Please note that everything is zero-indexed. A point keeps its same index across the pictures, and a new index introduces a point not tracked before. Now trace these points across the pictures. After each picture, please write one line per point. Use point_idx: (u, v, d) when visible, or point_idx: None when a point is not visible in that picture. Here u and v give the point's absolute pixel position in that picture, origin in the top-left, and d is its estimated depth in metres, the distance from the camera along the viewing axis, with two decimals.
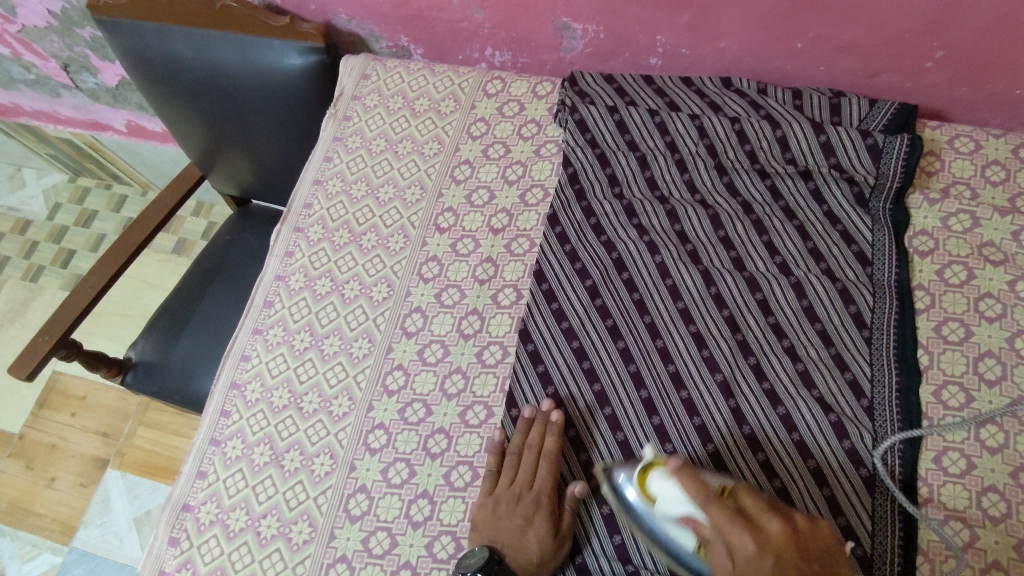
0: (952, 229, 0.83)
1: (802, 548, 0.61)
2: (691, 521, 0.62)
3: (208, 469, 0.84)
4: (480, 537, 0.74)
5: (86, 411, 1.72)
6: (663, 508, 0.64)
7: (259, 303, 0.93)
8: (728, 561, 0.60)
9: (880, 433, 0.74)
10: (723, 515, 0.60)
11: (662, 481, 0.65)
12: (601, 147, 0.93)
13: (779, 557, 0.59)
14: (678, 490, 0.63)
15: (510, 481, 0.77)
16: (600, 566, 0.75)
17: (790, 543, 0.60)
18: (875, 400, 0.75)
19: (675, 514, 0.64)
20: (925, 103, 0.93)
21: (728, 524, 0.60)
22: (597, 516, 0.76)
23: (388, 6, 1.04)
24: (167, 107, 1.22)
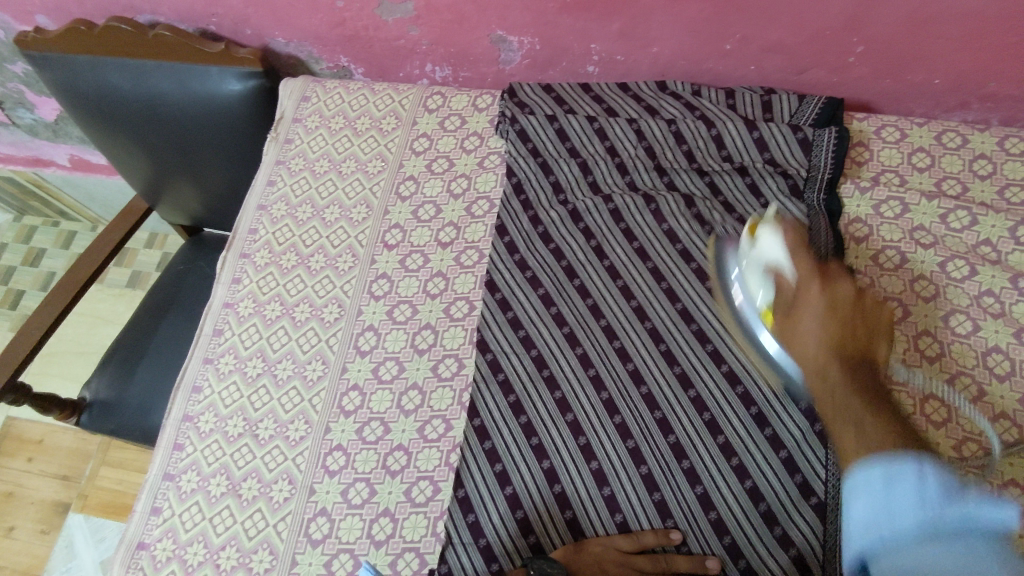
0: (883, 215, 0.86)
1: (854, 310, 0.63)
2: (778, 268, 0.68)
3: (163, 504, 0.82)
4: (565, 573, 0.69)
5: (44, 456, 1.67)
6: (763, 252, 0.70)
7: (208, 331, 0.92)
8: (788, 319, 0.65)
9: None
10: (807, 269, 0.67)
11: (769, 233, 0.71)
12: (543, 156, 0.95)
13: (828, 315, 0.63)
14: (780, 240, 0.70)
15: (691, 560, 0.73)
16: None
17: (850, 307, 0.63)
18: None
19: (771, 258, 0.69)
20: (851, 96, 0.96)
21: (807, 273, 0.66)
22: (561, 525, 0.75)
23: (325, 27, 1.04)
24: (107, 140, 1.20)
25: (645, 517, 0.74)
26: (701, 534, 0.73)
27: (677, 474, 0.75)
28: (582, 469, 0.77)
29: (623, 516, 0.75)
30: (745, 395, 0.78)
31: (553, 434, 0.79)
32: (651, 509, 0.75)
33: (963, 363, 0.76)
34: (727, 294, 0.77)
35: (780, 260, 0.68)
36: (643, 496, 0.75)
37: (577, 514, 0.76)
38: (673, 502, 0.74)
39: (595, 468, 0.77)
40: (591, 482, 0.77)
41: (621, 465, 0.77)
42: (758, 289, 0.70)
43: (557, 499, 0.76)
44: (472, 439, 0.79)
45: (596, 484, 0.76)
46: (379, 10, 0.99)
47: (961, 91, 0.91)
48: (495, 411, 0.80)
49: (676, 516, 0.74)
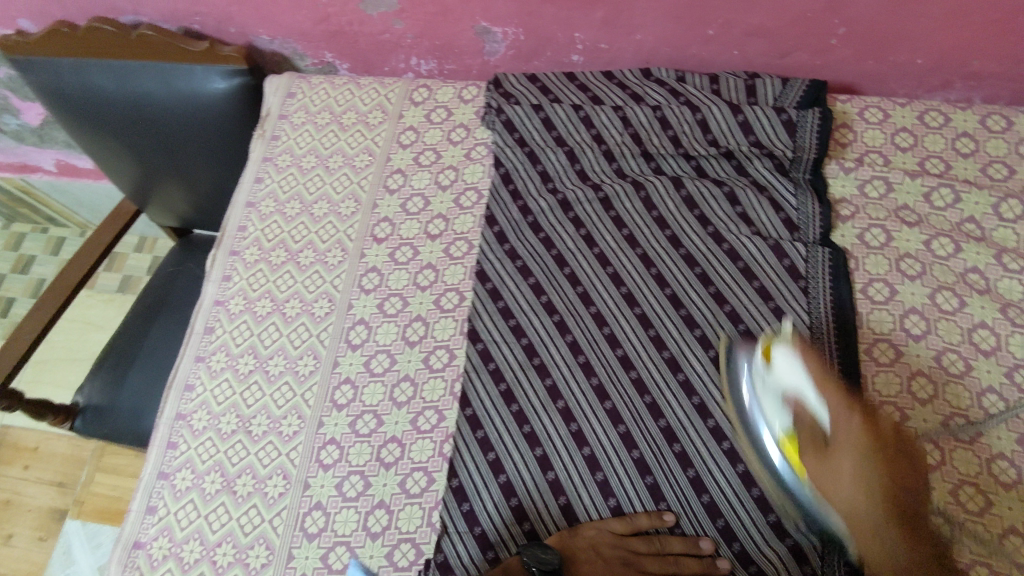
0: (869, 195, 0.87)
1: (892, 453, 0.64)
2: (799, 398, 0.66)
3: (158, 503, 0.82)
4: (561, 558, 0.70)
5: (39, 463, 1.66)
6: (776, 377, 0.68)
7: (199, 329, 0.92)
8: (824, 460, 0.63)
9: None
10: (841, 402, 0.66)
11: (783, 355, 0.69)
12: (529, 146, 0.95)
13: (868, 457, 0.63)
14: (800, 363, 0.68)
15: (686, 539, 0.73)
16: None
17: (876, 444, 0.64)
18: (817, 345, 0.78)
19: (788, 385, 0.67)
20: (835, 78, 0.97)
21: (841, 409, 0.65)
22: (555, 511, 0.76)
23: (308, 23, 1.04)
24: (93, 142, 1.19)
25: (638, 501, 0.75)
26: (694, 516, 0.74)
27: (668, 458, 0.76)
28: (575, 455, 0.77)
29: (617, 501, 0.75)
30: None
31: (546, 422, 0.79)
32: (644, 493, 0.75)
33: (950, 339, 0.77)
34: (737, 401, 0.73)
35: (803, 386, 0.66)
36: (636, 481, 0.76)
37: (571, 501, 0.76)
38: (666, 486, 0.75)
39: (588, 454, 0.77)
40: (583, 468, 0.77)
41: (613, 450, 0.77)
42: (779, 419, 0.67)
43: (550, 486, 0.77)
44: (464, 427, 0.79)
45: (589, 469, 0.77)
46: (363, 4, 0.99)
47: (942, 70, 0.91)
48: (487, 401, 0.81)
49: (669, 499, 0.74)
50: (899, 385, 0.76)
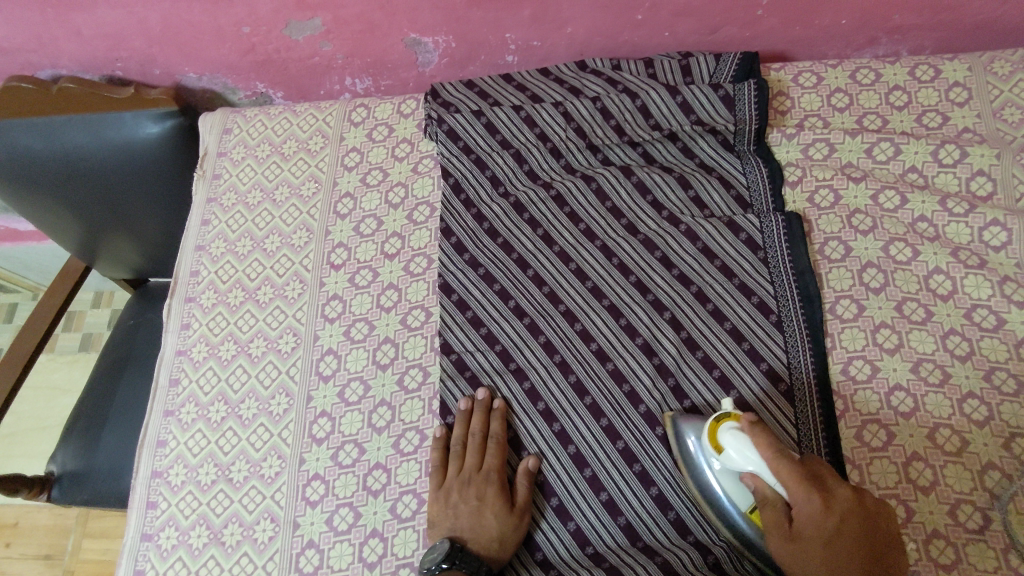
0: (813, 158, 0.88)
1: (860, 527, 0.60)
2: (757, 480, 0.62)
3: (145, 566, 0.80)
4: (442, 528, 0.74)
5: (21, 539, 1.60)
6: (731, 464, 0.64)
7: (165, 382, 0.90)
8: (790, 543, 0.60)
9: (791, 338, 0.78)
10: (786, 465, 0.60)
11: (732, 438, 0.64)
12: (475, 152, 0.94)
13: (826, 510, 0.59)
14: (749, 445, 0.63)
15: (460, 470, 0.77)
16: (560, 551, 0.75)
17: (847, 514, 0.60)
18: (782, 313, 0.79)
19: (739, 469, 0.64)
20: (766, 47, 0.98)
21: (799, 488, 0.60)
22: (548, 511, 0.76)
23: (235, 56, 1.02)
24: (26, 202, 1.14)
25: (628, 490, 0.75)
26: (683, 493, 0.74)
27: (652, 442, 0.76)
28: (561, 455, 0.78)
29: (608, 493, 0.75)
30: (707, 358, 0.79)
31: (529, 426, 0.80)
32: (633, 480, 0.75)
33: (909, 289, 0.79)
34: (687, 459, 0.71)
35: (760, 469, 0.62)
36: (624, 469, 0.76)
37: (563, 501, 0.76)
38: (653, 469, 0.75)
39: (574, 452, 0.77)
40: (571, 465, 0.77)
41: (598, 443, 0.77)
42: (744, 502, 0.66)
43: (542, 487, 0.77)
44: (447, 437, 0.80)
45: (576, 467, 0.77)
46: (287, 30, 0.97)
47: (867, 28, 0.93)
48: (466, 410, 0.80)
49: (658, 482, 0.74)
50: (865, 338, 0.77)
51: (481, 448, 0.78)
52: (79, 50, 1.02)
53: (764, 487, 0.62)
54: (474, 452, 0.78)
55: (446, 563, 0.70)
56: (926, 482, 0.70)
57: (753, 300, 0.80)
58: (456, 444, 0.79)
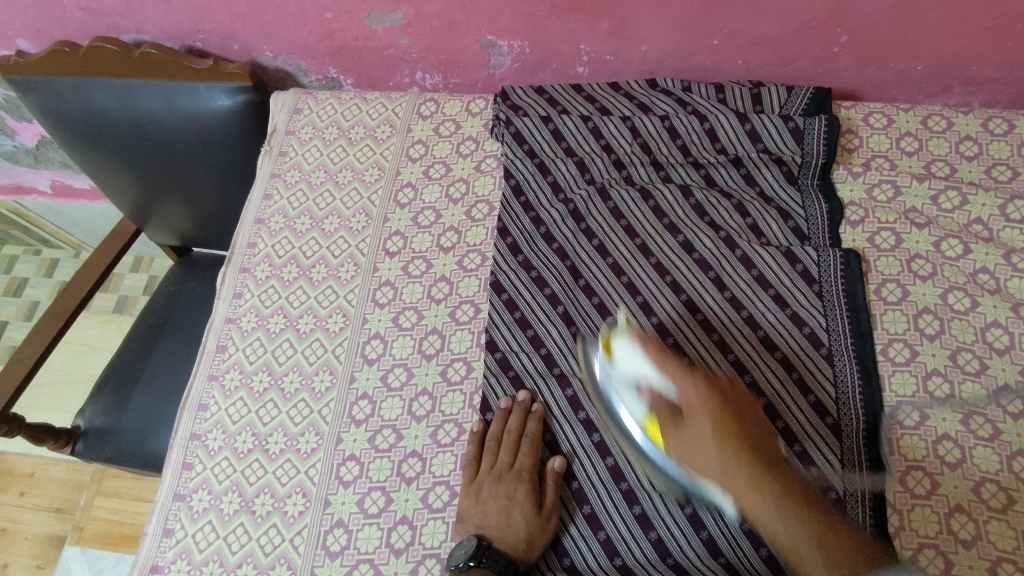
0: (877, 199, 0.88)
1: (729, 411, 0.67)
2: (653, 386, 0.69)
3: (175, 525, 0.81)
4: (470, 525, 0.75)
5: (36, 489, 1.62)
6: (623, 366, 0.72)
7: (212, 348, 0.91)
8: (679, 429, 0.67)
9: (840, 371, 0.78)
10: (680, 372, 0.69)
11: (622, 347, 0.74)
12: (540, 157, 0.95)
13: (719, 431, 0.65)
14: (636, 351, 0.72)
15: (493, 465, 0.78)
16: (588, 559, 0.74)
17: (719, 405, 0.67)
18: (833, 347, 0.79)
19: (636, 375, 0.71)
20: (837, 85, 0.98)
21: (692, 396, 0.68)
22: (580, 518, 0.76)
23: (313, 39, 1.04)
24: (94, 161, 1.18)
25: (662, 506, 0.74)
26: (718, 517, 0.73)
27: None
28: (597, 463, 0.78)
29: (642, 507, 0.74)
30: (754, 384, 0.79)
31: (567, 433, 0.80)
32: (668, 496, 0.74)
33: (964, 339, 0.78)
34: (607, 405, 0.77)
35: (644, 371, 0.70)
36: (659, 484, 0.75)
37: (595, 510, 0.76)
38: None
39: (611, 463, 0.77)
40: (606, 475, 0.77)
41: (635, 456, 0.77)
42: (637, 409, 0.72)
43: (575, 494, 0.77)
44: (483, 433, 0.80)
45: (612, 479, 0.77)
46: (368, 20, 0.99)
47: (942, 76, 0.93)
48: (505, 408, 0.81)
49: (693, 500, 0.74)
50: (915, 384, 0.77)
51: (515, 446, 0.78)
52: (165, 18, 1.05)
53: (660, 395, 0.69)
54: (507, 450, 0.78)
55: (473, 561, 0.70)
56: (968, 536, 0.69)
57: (804, 332, 0.80)
58: (491, 439, 0.79)
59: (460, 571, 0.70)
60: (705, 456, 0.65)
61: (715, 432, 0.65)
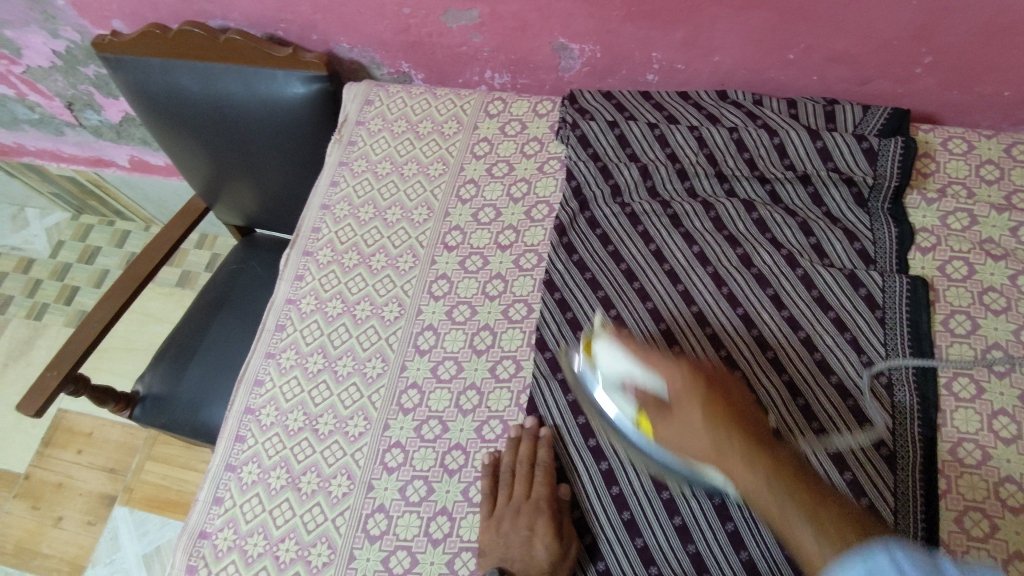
0: (951, 227, 0.85)
1: (717, 388, 0.68)
2: (641, 384, 0.69)
3: (225, 495, 0.84)
4: (491, 558, 0.73)
5: (92, 448, 1.70)
6: (607, 369, 0.72)
7: (271, 326, 0.94)
8: (661, 410, 0.68)
9: (899, 402, 0.75)
10: (662, 363, 0.69)
11: (604, 347, 0.73)
12: (603, 160, 0.95)
13: (708, 409, 0.65)
14: (619, 350, 0.72)
15: (510, 497, 0.76)
16: (622, 568, 0.73)
17: (699, 381, 0.67)
18: (893, 377, 0.77)
19: (619, 373, 0.71)
20: (916, 107, 0.95)
21: (680, 387, 0.67)
22: (616, 523, 0.75)
23: (389, 33, 1.07)
24: (172, 140, 1.24)
25: (703, 522, 0.73)
26: (761, 539, 0.71)
27: None
28: (640, 470, 0.76)
29: (682, 518, 0.73)
30: (808, 408, 0.77)
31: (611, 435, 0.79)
32: (710, 512, 0.73)
33: None
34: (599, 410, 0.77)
35: (633, 371, 0.70)
36: (703, 498, 0.74)
37: (634, 516, 0.75)
38: (733, 505, 0.73)
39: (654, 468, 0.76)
40: (648, 483, 0.75)
41: None
42: (628, 407, 0.71)
43: (613, 499, 0.76)
44: (497, 463, 0.79)
45: (655, 489, 0.75)
46: (444, 17, 1.01)
47: None
48: (516, 437, 0.80)
49: (736, 519, 0.72)
50: (980, 422, 0.74)
51: (530, 475, 0.77)
52: (251, 6, 1.09)
53: (641, 389, 0.69)
54: (523, 480, 0.76)
55: None
56: None
57: (862, 359, 0.78)
58: (506, 470, 0.78)
59: None
60: (693, 433, 0.65)
61: (693, 395, 0.66)
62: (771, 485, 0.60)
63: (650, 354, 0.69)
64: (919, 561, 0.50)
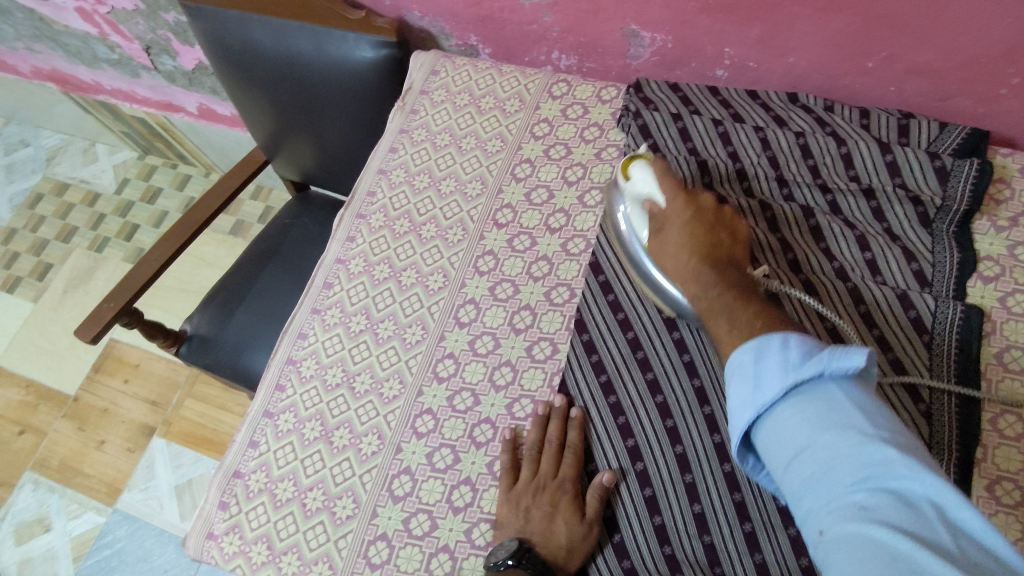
0: (1018, 258, 0.81)
1: (707, 220, 0.76)
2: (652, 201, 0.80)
3: (260, 439, 0.88)
4: (509, 530, 0.75)
5: (138, 379, 1.78)
6: (634, 187, 0.82)
7: (319, 283, 0.97)
8: (660, 236, 0.78)
9: (937, 432, 0.73)
10: (669, 188, 0.79)
11: (640, 170, 0.82)
12: (662, 151, 0.93)
13: (693, 226, 0.76)
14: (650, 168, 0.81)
15: (534, 475, 0.78)
16: (638, 544, 0.74)
17: (701, 211, 0.77)
18: (934, 406, 0.74)
19: (644, 191, 0.81)
20: (997, 130, 0.91)
21: (671, 190, 0.79)
22: (637, 500, 0.75)
23: (461, 5, 1.07)
24: (240, 91, 1.26)
25: (722, 514, 0.72)
26: (776, 545, 0.70)
27: None
28: (666, 452, 0.76)
29: (701, 507, 0.73)
30: None
31: (641, 414, 0.79)
32: (729, 508, 0.73)
33: None
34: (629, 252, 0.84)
35: (654, 192, 0.80)
36: (723, 494, 0.73)
37: (656, 494, 0.75)
38: (752, 505, 0.72)
39: (679, 452, 0.76)
40: (673, 466, 0.75)
41: (706, 457, 0.75)
42: (643, 227, 0.81)
43: (638, 476, 0.76)
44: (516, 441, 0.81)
45: (678, 469, 0.75)
46: None
47: None
48: (543, 416, 0.81)
49: (754, 519, 0.72)
50: (1021, 462, 0.71)
51: (557, 456, 0.78)
52: None
53: (654, 205, 0.80)
54: (550, 459, 0.78)
55: (513, 560, 0.71)
56: None
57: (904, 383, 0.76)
58: (530, 449, 0.79)
59: (498, 569, 0.71)
60: (672, 249, 0.77)
61: (683, 233, 0.76)
62: (722, 302, 0.69)
63: (663, 174, 0.80)
64: (801, 342, 0.57)
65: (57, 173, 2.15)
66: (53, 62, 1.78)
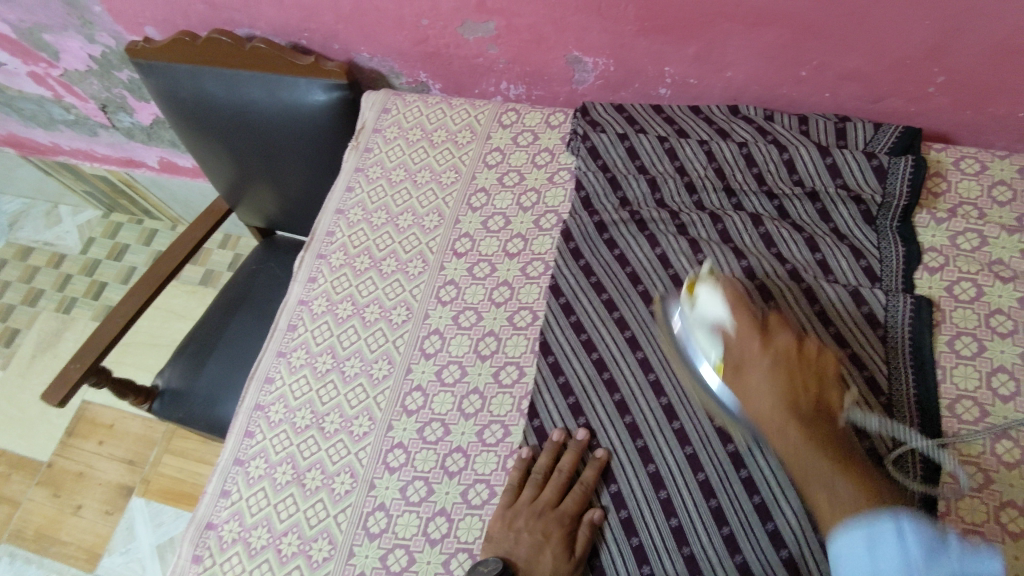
0: (960, 248, 0.84)
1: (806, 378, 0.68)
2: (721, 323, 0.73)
3: (232, 488, 0.87)
4: (497, 548, 0.75)
5: (112, 440, 1.75)
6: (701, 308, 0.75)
7: (283, 326, 0.97)
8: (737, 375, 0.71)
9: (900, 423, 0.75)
10: (749, 325, 0.71)
11: (708, 291, 0.75)
12: (612, 171, 0.96)
13: (776, 372, 0.69)
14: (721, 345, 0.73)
15: (534, 499, 0.77)
16: (616, 567, 0.74)
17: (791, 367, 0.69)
18: (894, 396, 0.76)
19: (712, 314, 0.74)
20: (929, 126, 0.95)
21: (748, 329, 0.71)
22: (615, 523, 0.76)
23: (408, 44, 1.10)
24: (197, 143, 1.27)
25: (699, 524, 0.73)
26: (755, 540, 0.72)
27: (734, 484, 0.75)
28: (641, 473, 0.78)
29: (678, 521, 0.74)
30: None
31: (612, 435, 0.80)
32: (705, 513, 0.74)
33: None
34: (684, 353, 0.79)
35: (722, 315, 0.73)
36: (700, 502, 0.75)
37: (631, 515, 0.76)
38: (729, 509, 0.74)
39: (653, 471, 0.77)
40: (648, 484, 0.77)
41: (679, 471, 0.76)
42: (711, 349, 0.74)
43: (613, 498, 0.77)
44: (531, 462, 0.80)
45: (653, 488, 0.76)
46: (461, 29, 1.04)
47: None
48: (558, 441, 0.80)
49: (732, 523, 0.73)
50: (982, 445, 0.73)
51: (562, 485, 0.78)
52: (277, 16, 1.13)
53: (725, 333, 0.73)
54: (553, 488, 0.78)
55: None
56: None
57: (864, 375, 0.77)
58: (536, 474, 0.79)
59: None
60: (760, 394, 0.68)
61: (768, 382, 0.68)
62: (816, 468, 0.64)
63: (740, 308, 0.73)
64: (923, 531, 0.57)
65: (20, 238, 2.13)
66: (10, 127, 1.78)
